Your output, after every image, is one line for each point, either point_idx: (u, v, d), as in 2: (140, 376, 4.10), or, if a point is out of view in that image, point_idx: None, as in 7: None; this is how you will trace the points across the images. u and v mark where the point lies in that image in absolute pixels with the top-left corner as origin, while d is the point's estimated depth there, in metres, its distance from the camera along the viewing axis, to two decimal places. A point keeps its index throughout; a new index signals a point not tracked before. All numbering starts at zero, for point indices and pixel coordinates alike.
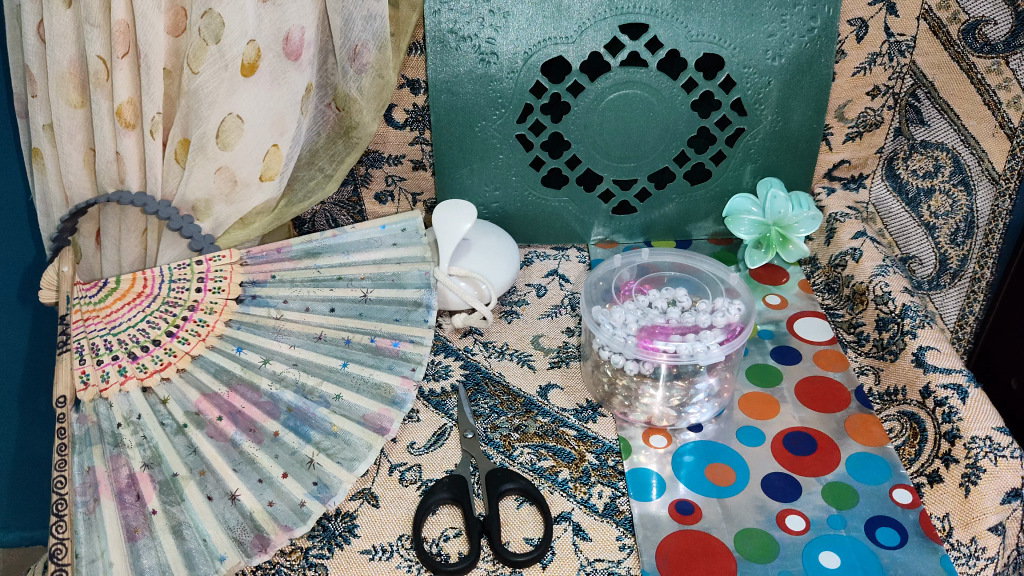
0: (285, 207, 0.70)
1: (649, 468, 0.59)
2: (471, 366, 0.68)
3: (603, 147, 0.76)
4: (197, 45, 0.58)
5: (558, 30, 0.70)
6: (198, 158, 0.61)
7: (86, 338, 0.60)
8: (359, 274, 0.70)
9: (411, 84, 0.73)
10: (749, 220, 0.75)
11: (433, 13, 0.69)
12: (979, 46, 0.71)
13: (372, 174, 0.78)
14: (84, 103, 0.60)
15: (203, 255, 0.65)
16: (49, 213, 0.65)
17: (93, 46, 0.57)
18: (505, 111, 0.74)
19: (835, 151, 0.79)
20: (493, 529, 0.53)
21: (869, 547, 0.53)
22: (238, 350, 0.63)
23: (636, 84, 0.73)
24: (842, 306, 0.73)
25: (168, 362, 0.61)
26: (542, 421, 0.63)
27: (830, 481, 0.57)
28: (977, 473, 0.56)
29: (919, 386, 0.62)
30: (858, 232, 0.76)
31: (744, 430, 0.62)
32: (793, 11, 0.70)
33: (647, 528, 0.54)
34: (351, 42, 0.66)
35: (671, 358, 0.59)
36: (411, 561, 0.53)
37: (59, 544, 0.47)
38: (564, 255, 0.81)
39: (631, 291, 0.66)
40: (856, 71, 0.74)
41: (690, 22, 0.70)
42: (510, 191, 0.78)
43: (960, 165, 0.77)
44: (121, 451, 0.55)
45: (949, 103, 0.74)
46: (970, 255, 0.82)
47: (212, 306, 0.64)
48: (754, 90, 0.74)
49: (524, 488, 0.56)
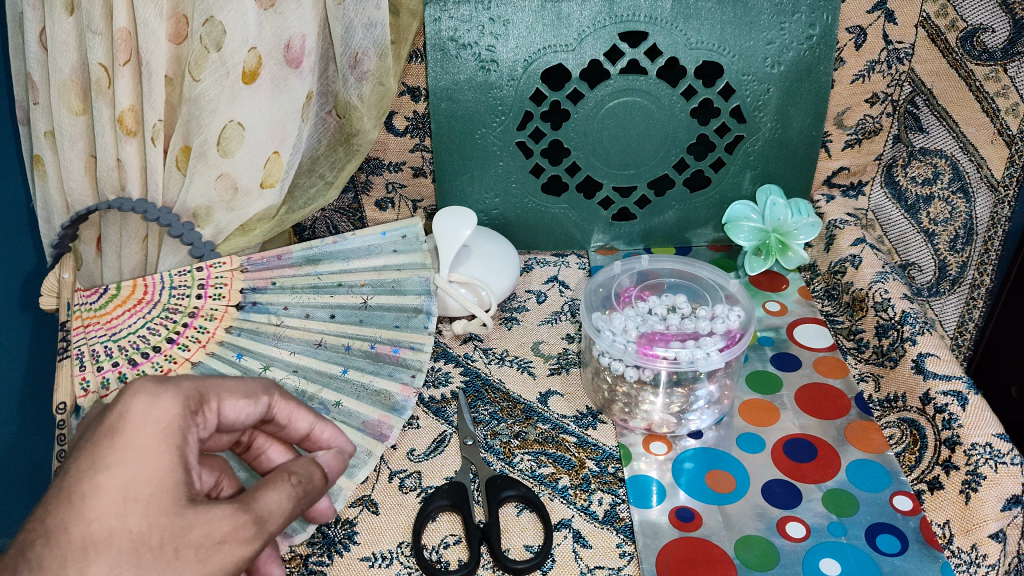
0: (286, 214, 0.70)
1: (649, 474, 0.59)
2: (471, 373, 0.68)
3: (603, 154, 0.76)
4: (198, 53, 0.58)
5: (558, 38, 0.70)
6: (199, 165, 0.61)
7: (86, 344, 0.59)
8: (359, 280, 0.70)
9: (412, 91, 0.73)
10: (749, 227, 0.75)
11: (433, 20, 0.69)
12: (977, 53, 0.71)
13: (372, 181, 0.78)
14: (85, 110, 0.60)
15: (204, 261, 0.64)
16: (49, 220, 0.65)
17: (95, 53, 0.57)
18: (505, 119, 0.74)
19: (835, 158, 0.79)
20: (494, 536, 0.53)
21: (870, 555, 0.52)
22: (238, 356, 0.63)
23: (636, 91, 0.73)
24: (842, 313, 0.73)
25: (168, 369, 0.61)
26: (542, 428, 0.63)
27: (830, 487, 0.57)
28: (977, 480, 0.56)
29: (920, 393, 0.62)
30: (858, 239, 0.76)
31: (744, 437, 0.62)
32: (793, 19, 0.71)
33: (647, 535, 0.54)
34: (352, 49, 0.66)
35: (671, 364, 0.59)
36: (411, 568, 0.53)
37: None
38: (564, 262, 0.82)
39: (631, 298, 0.66)
40: (856, 78, 0.74)
41: (689, 29, 0.70)
42: (510, 198, 0.79)
43: (959, 172, 0.77)
44: None
45: (949, 110, 0.74)
46: (969, 262, 0.82)
47: (212, 312, 0.64)
48: (754, 98, 0.74)
49: (525, 496, 0.56)
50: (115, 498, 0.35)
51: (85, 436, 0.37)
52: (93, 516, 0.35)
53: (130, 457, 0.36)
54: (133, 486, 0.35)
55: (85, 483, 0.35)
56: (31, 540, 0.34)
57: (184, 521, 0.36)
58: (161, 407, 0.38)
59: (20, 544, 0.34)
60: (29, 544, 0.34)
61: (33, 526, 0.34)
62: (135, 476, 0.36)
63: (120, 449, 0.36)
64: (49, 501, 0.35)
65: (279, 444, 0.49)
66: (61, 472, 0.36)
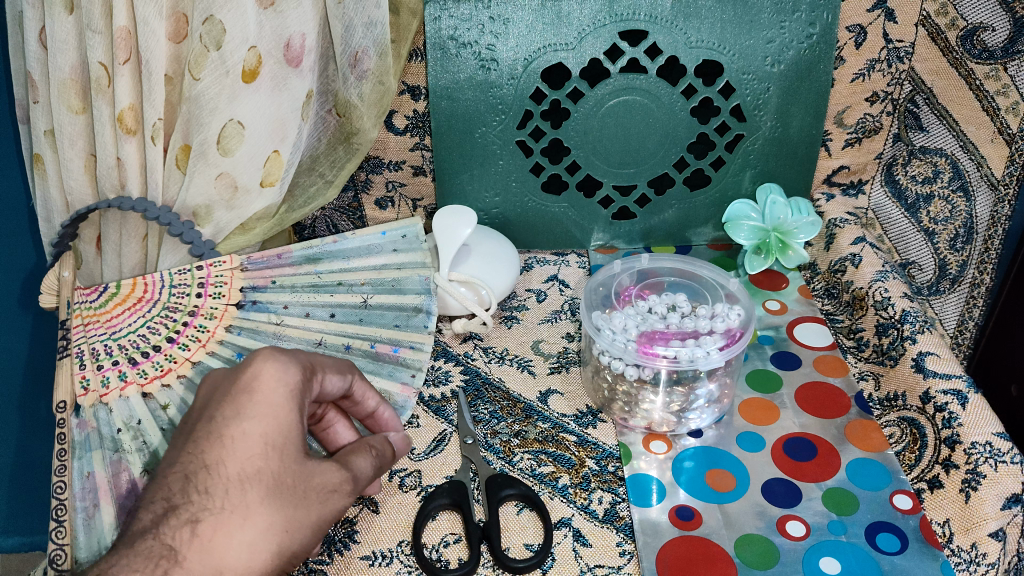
0: (286, 213, 0.70)
1: (649, 473, 0.59)
2: (471, 372, 0.68)
3: (602, 153, 0.76)
4: (198, 51, 0.58)
5: (558, 37, 0.70)
6: (199, 163, 0.61)
7: (86, 342, 0.59)
8: (359, 279, 0.70)
9: (412, 90, 0.73)
10: (749, 226, 0.75)
11: (433, 19, 0.69)
12: (977, 52, 0.71)
13: (372, 180, 0.78)
14: (85, 109, 0.60)
15: (204, 261, 0.65)
16: (49, 219, 0.65)
17: (95, 52, 0.57)
18: (505, 118, 0.74)
19: (835, 157, 0.79)
20: (493, 535, 0.53)
21: (869, 553, 0.52)
22: (238, 355, 0.62)
23: (636, 90, 0.73)
24: (842, 312, 0.73)
25: (168, 368, 0.60)
26: (542, 427, 0.63)
27: (830, 486, 0.57)
28: (977, 479, 0.56)
29: (920, 392, 0.62)
30: (858, 238, 0.76)
31: (744, 436, 0.62)
32: (793, 18, 0.71)
33: (647, 534, 0.54)
34: (352, 48, 0.66)
35: (671, 363, 0.59)
36: (411, 567, 0.53)
37: (59, 550, 0.48)
38: (564, 261, 0.82)
39: (631, 296, 0.66)
40: (856, 77, 0.74)
41: (689, 28, 0.70)
42: (510, 197, 0.79)
43: (959, 170, 0.77)
44: (121, 457, 0.54)
45: (949, 109, 0.75)
46: (969, 261, 0.82)
47: (212, 311, 0.64)
48: (754, 96, 0.74)
49: (527, 495, 0.56)
50: (258, 444, 0.42)
51: (216, 396, 0.44)
52: (241, 456, 0.42)
53: (265, 411, 0.43)
54: (272, 435, 0.43)
55: (232, 429, 0.42)
56: (191, 474, 0.41)
57: (307, 468, 0.43)
58: (288, 372, 0.45)
59: (178, 477, 0.41)
60: (191, 478, 0.41)
61: (188, 464, 0.42)
62: (274, 425, 0.43)
63: (258, 403, 0.43)
64: (201, 442, 0.42)
65: (344, 424, 0.53)
66: (206, 419, 0.43)
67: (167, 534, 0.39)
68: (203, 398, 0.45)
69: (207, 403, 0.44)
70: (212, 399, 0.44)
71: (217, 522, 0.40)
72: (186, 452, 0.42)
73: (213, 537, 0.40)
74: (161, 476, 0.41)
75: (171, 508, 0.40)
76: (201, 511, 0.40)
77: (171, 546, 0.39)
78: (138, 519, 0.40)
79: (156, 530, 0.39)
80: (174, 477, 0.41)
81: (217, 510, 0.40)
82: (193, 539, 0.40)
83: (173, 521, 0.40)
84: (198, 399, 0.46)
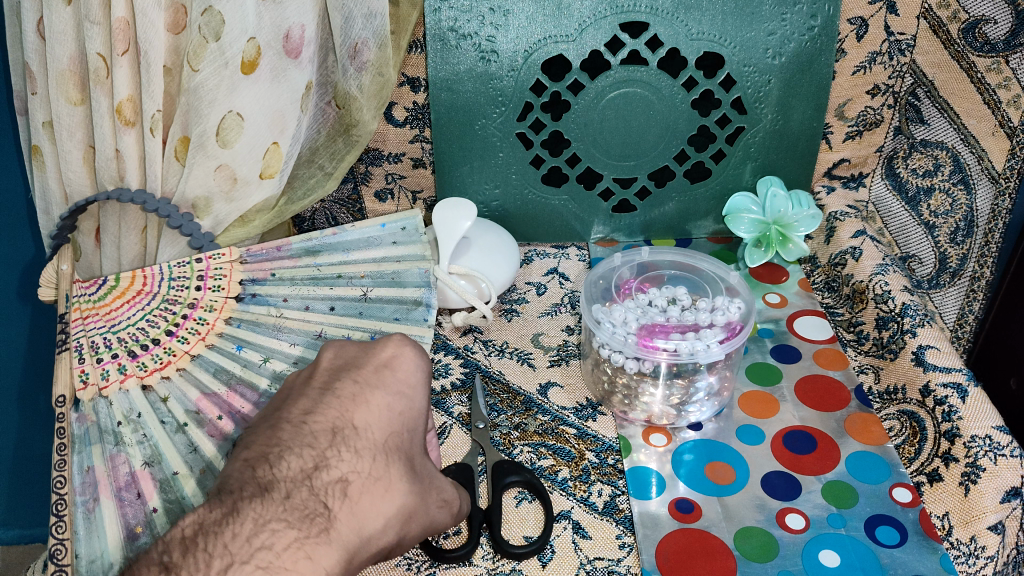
0: (286, 205, 0.70)
1: (648, 466, 0.59)
2: (470, 364, 0.68)
3: (603, 146, 0.76)
4: (197, 42, 0.58)
5: (558, 28, 0.70)
6: (198, 155, 0.61)
7: (85, 336, 0.59)
8: (359, 272, 0.69)
9: (412, 82, 0.73)
10: (749, 219, 0.75)
11: (433, 11, 0.69)
12: (979, 45, 0.71)
13: (372, 172, 0.78)
14: (83, 101, 0.60)
15: (203, 253, 0.64)
16: (49, 211, 0.65)
17: (94, 43, 0.57)
18: (505, 110, 0.74)
19: (835, 150, 0.79)
20: (495, 520, 0.54)
21: (869, 546, 0.53)
22: (238, 348, 0.61)
23: (636, 83, 0.73)
24: (842, 305, 0.73)
25: (168, 361, 0.59)
26: (542, 419, 0.63)
27: (830, 479, 0.57)
28: (977, 472, 0.56)
29: (919, 384, 0.62)
30: (858, 231, 0.76)
31: (744, 429, 0.62)
32: (793, 10, 0.70)
33: (647, 526, 0.54)
34: (352, 40, 0.66)
35: (671, 356, 0.60)
36: (411, 559, 0.53)
37: (59, 545, 0.47)
38: (564, 254, 0.81)
39: (631, 290, 0.66)
40: (856, 70, 0.74)
41: (690, 20, 0.70)
42: (510, 189, 0.78)
43: (960, 164, 0.77)
44: (121, 450, 0.54)
45: (949, 102, 0.74)
46: (969, 254, 0.82)
47: (212, 304, 0.63)
48: (754, 89, 0.74)
49: (522, 474, 0.57)
50: (398, 423, 0.44)
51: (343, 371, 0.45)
52: (383, 425, 0.43)
53: (409, 392, 0.45)
54: (409, 417, 0.44)
55: (376, 397, 0.44)
56: (338, 430, 0.42)
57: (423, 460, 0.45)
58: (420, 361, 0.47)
59: (326, 433, 0.41)
60: (338, 433, 0.41)
61: (334, 419, 0.42)
62: (410, 407, 0.45)
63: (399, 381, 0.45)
64: (348, 404, 0.43)
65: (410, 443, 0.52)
66: (352, 382, 0.44)
67: (321, 489, 0.39)
68: (335, 364, 0.46)
69: (345, 369, 0.46)
70: (347, 368, 0.46)
71: (363, 485, 0.40)
72: (331, 410, 0.43)
73: (360, 500, 0.40)
74: (301, 426, 0.41)
75: (322, 463, 0.40)
76: (350, 471, 0.40)
77: (325, 504, 0.39)
78: (284, 465, 0.39)
79: (308, 484, 0.39)
80: (321, 432, 0.41)
81: (365, 475, 0.41)
82: (343, 499, 0.39)
83: (324, 479, 0.39)
84: (328, 362, 0.46)
